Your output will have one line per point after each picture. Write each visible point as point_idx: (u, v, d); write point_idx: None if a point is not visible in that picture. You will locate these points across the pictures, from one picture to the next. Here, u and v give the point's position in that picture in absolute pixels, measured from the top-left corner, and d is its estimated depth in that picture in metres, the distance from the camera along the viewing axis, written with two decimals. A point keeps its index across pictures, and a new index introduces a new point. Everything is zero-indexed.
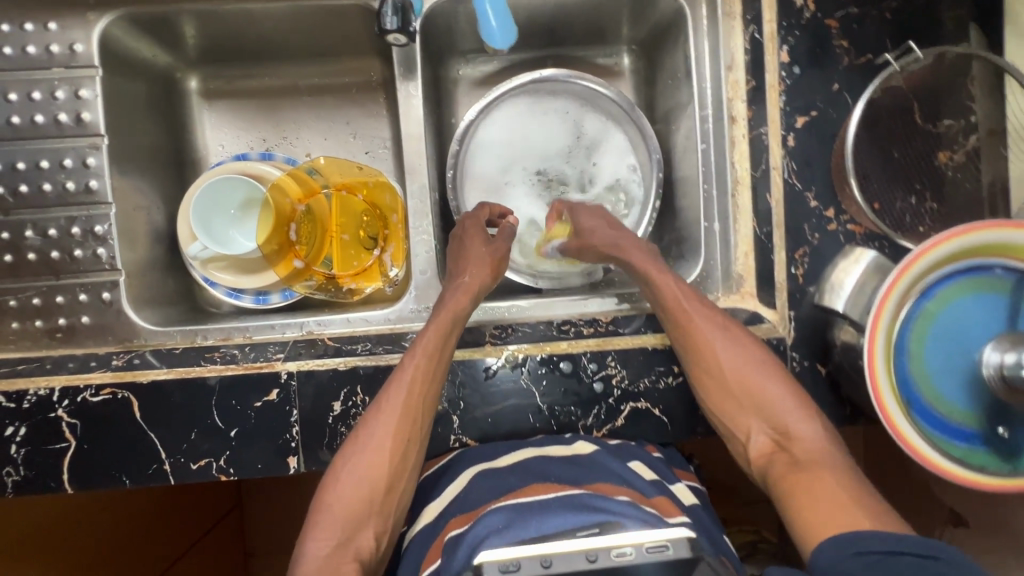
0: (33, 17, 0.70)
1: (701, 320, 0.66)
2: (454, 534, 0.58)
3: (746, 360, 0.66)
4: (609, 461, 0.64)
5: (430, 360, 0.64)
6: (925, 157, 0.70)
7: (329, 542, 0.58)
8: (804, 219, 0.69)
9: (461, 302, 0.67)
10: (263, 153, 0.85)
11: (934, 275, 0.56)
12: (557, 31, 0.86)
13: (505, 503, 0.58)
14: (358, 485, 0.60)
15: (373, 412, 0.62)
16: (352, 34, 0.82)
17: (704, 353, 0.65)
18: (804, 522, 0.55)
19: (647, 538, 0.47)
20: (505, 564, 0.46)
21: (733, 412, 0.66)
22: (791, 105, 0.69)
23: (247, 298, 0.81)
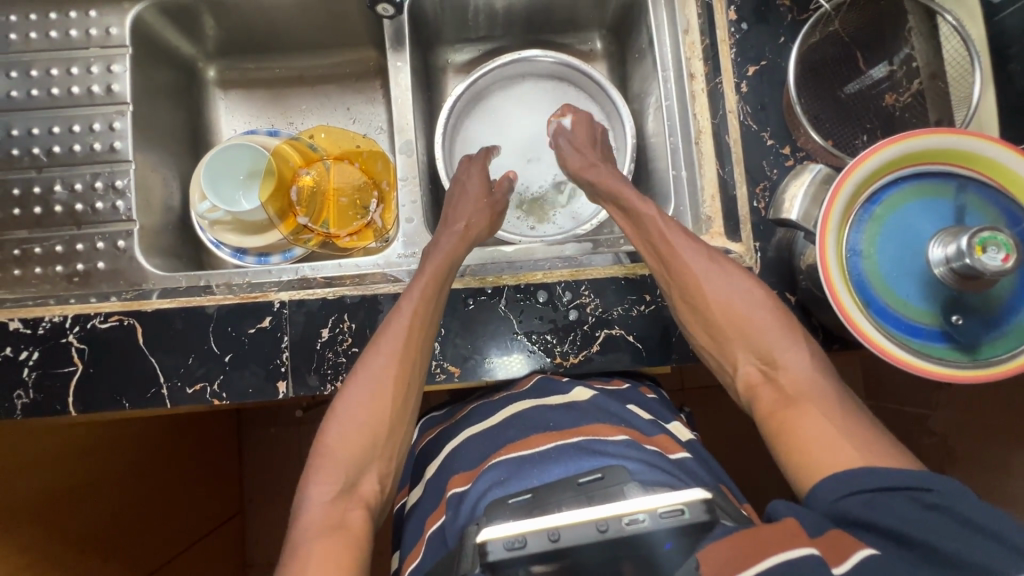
0: (77, 7, 0.82)
1: (684, 252, 0.68)
2: (456, 491, 0.63)
3: (736, 287, 0.67)
4: (608, 404, 0.67)
5: (426, 300, 0.68)
6: (871, 100, 0.75)
7: (334, 487, 0.59)
8: (762, 156, 0.74)
9: (455, 248, 0.73)
10: (270, 131, 0.94)
11: (878, 179, 0.60)
12: (536, 20, 0.95)
13: (503, 458, 0.62)
14: (360, 428, 0.62)
15: (370, 354, 0.65)
16: (351, 28, 0.92)
17: (690, 280, 0.67)
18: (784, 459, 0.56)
19: (661, 503, 0.45)
20: (510, 541, 0.44)
21: (720, 341, 0.66)
22: (742, 56, 0.75)
23: (249, 259, 0.87)
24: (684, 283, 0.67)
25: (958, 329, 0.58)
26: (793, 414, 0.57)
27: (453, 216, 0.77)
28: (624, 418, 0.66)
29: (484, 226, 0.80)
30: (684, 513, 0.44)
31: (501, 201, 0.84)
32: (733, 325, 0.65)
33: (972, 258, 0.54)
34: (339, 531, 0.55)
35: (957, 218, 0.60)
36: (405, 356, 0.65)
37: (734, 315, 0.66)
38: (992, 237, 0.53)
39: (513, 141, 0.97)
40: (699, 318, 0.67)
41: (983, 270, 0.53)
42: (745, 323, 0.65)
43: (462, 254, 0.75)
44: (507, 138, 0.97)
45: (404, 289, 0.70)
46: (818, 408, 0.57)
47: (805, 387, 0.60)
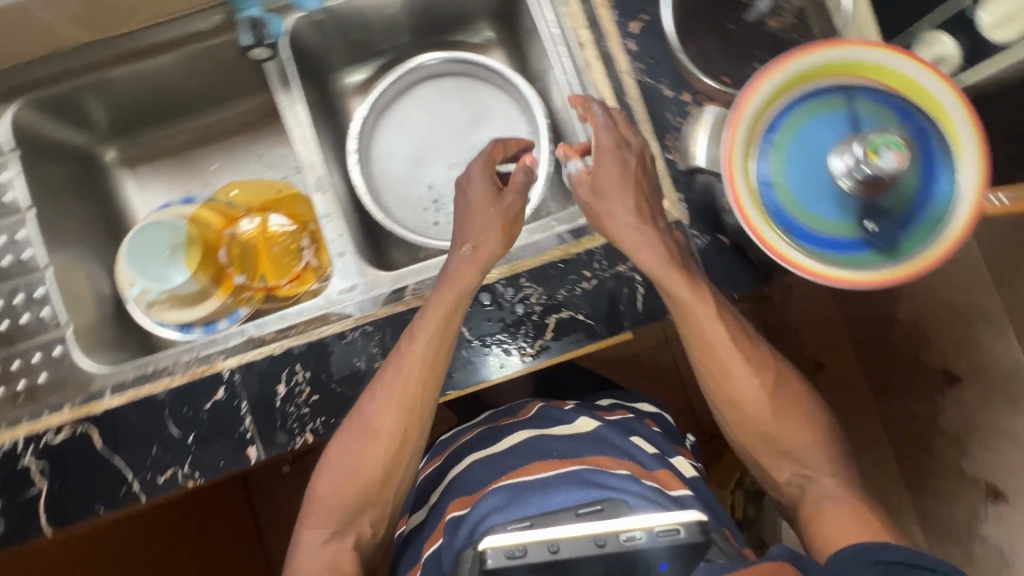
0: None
1: (726, 354, 0.66)
2: (454, 515, 0.70)
3: (789, 398, 0.67)
4: (613, 437, 0.74)
5: (432, 349, 0.65)
6: (757, 28, 0.76)
7: (326, 528, 0.63)
8: (664, 109, 0.75)
9: (467, 275, 0.67)
10: (184, 199, 0.91)
11: (772, 107, 0.62)
12: (420, 24, 0.94)
13: (503, 484, 0.68)
14: (353, 475, 0.63)
15: (368, 397, 0.65)
16: (238, 77, 0.90)
17: (746, 402, 0.66)
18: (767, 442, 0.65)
19: (660, 523, 0.58)
20: (510, 551, 0.58)
21: (757, 442, 0.67)
22: (623, 15, 0.76)
23: (197, 331, 0.85)
24: (735, 404, 0.66)
25: (874, 236, 0.60)
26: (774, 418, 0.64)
27: (464, 234, 0.69)
28: (626, 449, 0.73)
29: (501, 240, 0.69)
30: (681, 532, 0.57)
31: (515, 203, 0.71)
32: (785, 443, 0.66)
33: (869, 164, 0.56)
34: None
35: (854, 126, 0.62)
36: (409, 407, 0.64)
37: (780, 434, 0.66)
38: (884, 141, 0.55)
39: (430, 149, 0.96)
40: (744, 429, 0.67)
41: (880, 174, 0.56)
42: (795, 440, 0.66)
43: (476, 285, 0.67)
44: (424, 147, 0.96)
45: (411, 326, 0.67)
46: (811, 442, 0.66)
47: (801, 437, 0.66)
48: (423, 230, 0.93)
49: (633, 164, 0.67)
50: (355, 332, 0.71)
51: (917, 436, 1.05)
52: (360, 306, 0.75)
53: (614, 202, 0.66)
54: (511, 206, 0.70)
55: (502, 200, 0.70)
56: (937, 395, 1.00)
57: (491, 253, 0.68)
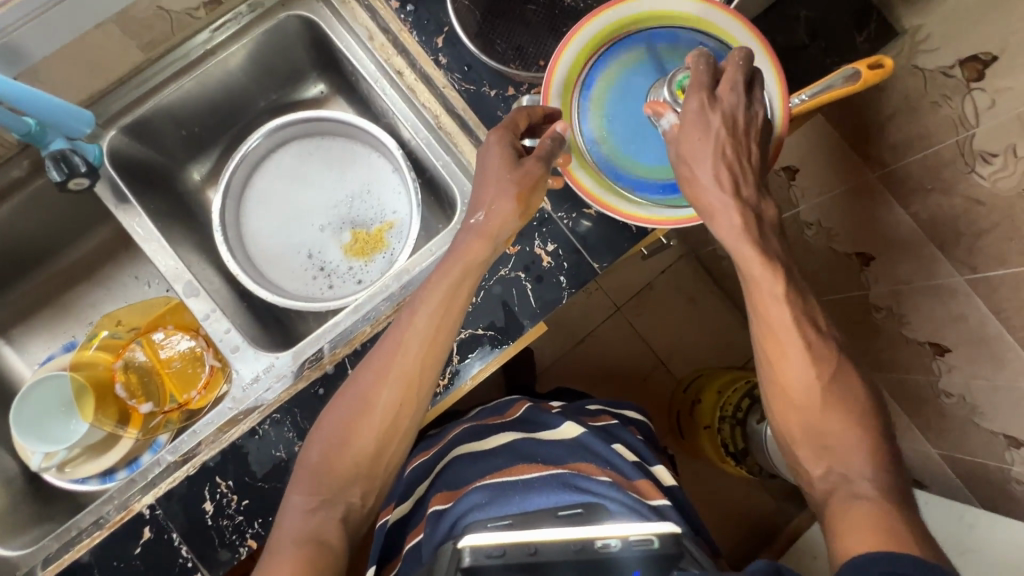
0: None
1: (769, 291, 0.60)
2: (436, 508, 0.71)
3: (845, 400, 0.60)
4: (597, 445, 0.74)
5: (436, 324, 0.63)
6: (554, 9, 0.79)
7: (314, 495, 0.58)
8: (494, 108, 0.74)
9: (477, 248, 0.63)
10: (68, 345, 0.89)
11: (578, 80, 0.65)
12: (250, 97, 0.92)
13: (486, 481, 0.70)
14: (346, 451, 0.60)
15: (369, 369, 0.62)
16: (77, 209, 0.86)
17: (793, 389, 0.61)
18: (779, 377, 0.62)
19: (634, 532, 0.59)
20: (490, 551, 0.57)
21: (793, 415, 0.61)
22: (425, 34, 0.75)
23: (122, 473, 0.81)
24: (793, 388, 0.61)
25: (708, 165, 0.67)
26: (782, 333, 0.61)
27: (482, 196, 0.63)
28: (610, 459, 0.73)
29: (517, 210, 0.63)
30: (653, 543, 0.58)
31: (535, 170, 0.62)
32: (835, 441, 0.60)
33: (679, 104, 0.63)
34: (312, 546, 0.55)
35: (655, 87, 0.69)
36: (412, 374, 0.62)
37: (823, 418, 0.60)
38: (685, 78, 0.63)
39: (299, 213, 0.94)
40: (785, 399, 0.62)
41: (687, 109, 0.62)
42: (840, 434, 0.59)
43: (487, 256, 0.64)
44: (293, 213, 0.94)
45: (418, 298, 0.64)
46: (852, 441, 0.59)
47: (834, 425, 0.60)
48: (318, 294, 0.92)
49: (720, 130, 0.58)
50: (265, 424, 0.69)
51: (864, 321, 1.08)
52: (270, 390, 0.74)
53: (697, 165, 0.59)
54: (528, 176, 0.61)
55: (514, 170, 0.62)
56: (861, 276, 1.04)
57: (504, 224, 0.63)
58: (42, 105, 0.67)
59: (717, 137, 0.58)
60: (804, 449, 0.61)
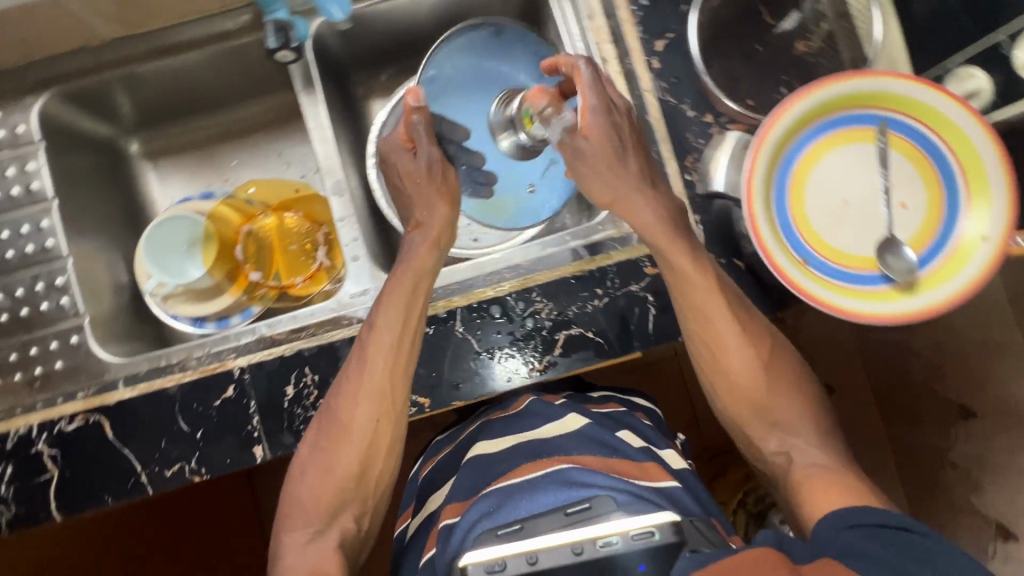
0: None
1: (719, 326, 0.67)
2: (447, 523, 0.70)
3: (773, 376, 0.68)
4: (599, 432, 0.74)
5: (397, 339, 0.67)
6: (784, 51, 0.75)
7: (309, 527, 0.65)
8: (685, 129, 0.74)
9: (425, 257, 0.70)
10: (204, 193, 0.92)
11: (796, 134, 0.61)
12: (444, 28, 0.93)
13: (492, 488, 0.69)
14: (330, 476, 0.66)
15: (338, 391, 0.67)
16: (261, 74, 0.90)
17: (734, 373, 0.68)
18: (726, 388, 0.69)
19: (633, 526, 0.56)
20: (490, 565, 0.57)
21: (732, 401, 0.69)
22: (648, 32, 0.75)
23: (210, 325, 0.86)
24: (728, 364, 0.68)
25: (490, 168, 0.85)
26: (721, 336, 0.67)
27: (415, 213, 0.74)
28: (615, 446, 0.73)
29: (446, 207, 0.73)
30: (654, 535, 0.55)
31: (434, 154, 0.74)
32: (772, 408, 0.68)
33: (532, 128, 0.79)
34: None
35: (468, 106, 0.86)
36: (385, 396, 0.66)
37: (774, 406, 0.68)
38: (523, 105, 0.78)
39: None
40: (727, 395, 0.69)
41: (535, 138, 0.81)
42: (785, 412, 0.67)
43: (433, 262, 0.71)
44: None
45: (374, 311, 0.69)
46: (806, 429, 0.67)
47: (786, 408, 0.67)
48: None
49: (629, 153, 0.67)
50: None
51: (931, 472, 1.02)
52: None
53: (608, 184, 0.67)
54: (432, 159, 0.74)
55: (428, 170, 0.74)
56: (949, 429, 0.97)
57: (439, 227, 0.72)
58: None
59: (629, 156, 0.67)
60: (755, 427, 0.68)
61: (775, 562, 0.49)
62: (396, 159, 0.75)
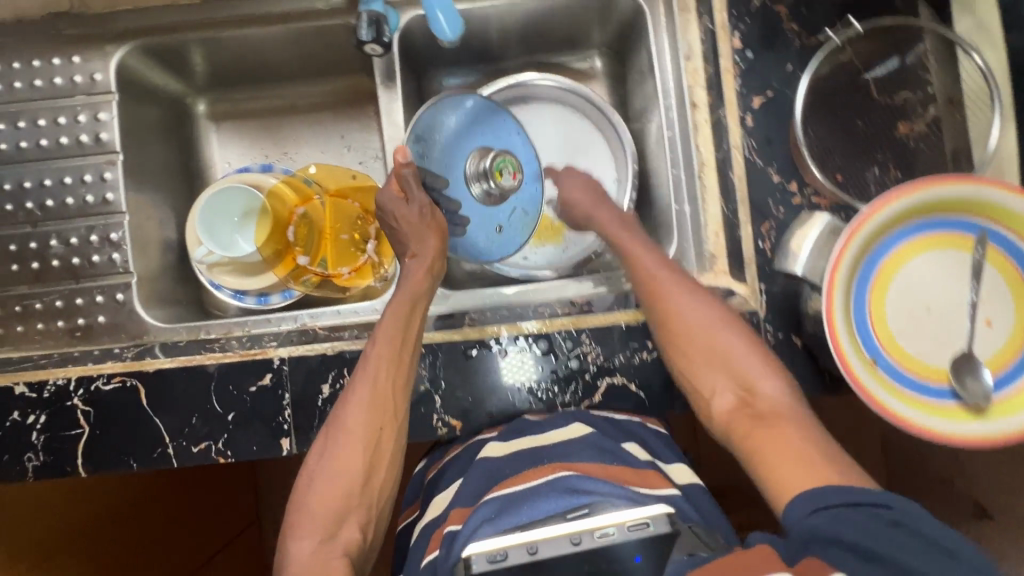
0: (41, 54, 0.78)
1: (669, 286, 0.68)
2: (451, 529, 0.61)
3: (734, 347, 0.64)
4: (604, 440, 0.65)
5: (394, 349, 0.67)
6: (885, 129, 0.71)
7: (314, 534, 0.61)
8: (768, 194, 0.71)
9: (420, 279, 0.72)
10: (263, 166, 0.91)
11: (887, 231, 0.58)
12: (531, 38, 0.90)
13: (493, 495, 0.61)
14: (336, 481, 0.63)
15: (343, 401, 0.66)
16: (340, 55, 0.88)
17: (678, 319, 0.66)
18: (670, 332, 0.66)
19: (628, 517, 0.54)
20: (494, 554, 0.54)
21: (676, 345, 0.66)
22: (747, 87, 0.72)
23: (250, 299, 0.86)
24: (686, 339, 0.65)
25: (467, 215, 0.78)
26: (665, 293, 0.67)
27: (405, 245, 0.75)
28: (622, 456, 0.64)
29: (435, 236, 0.75)
30: (648, 525, 0.54)
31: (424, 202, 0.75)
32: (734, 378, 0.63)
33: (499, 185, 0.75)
34: None
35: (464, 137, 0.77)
36: (382, 404, 0.65)
37: (718, 351, 0.65)
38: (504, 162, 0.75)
39: None
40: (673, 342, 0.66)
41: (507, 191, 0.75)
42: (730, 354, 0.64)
43: (427, 286, 0.73)
44: None
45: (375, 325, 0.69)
46: (794, 429, 0.57)
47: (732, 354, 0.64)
48: None
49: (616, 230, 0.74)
50: None
51: None
52: None
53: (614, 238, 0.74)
54: (423, 203, 0.74)
55: (421, 217, 0.74)
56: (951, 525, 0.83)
57: (433, 255, 0.74)
58: (446, 21, 0.67)
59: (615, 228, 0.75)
60: (696, 372, 0.65)
61: (770, 556, 0.48)
62: (389, 206, 0.75)
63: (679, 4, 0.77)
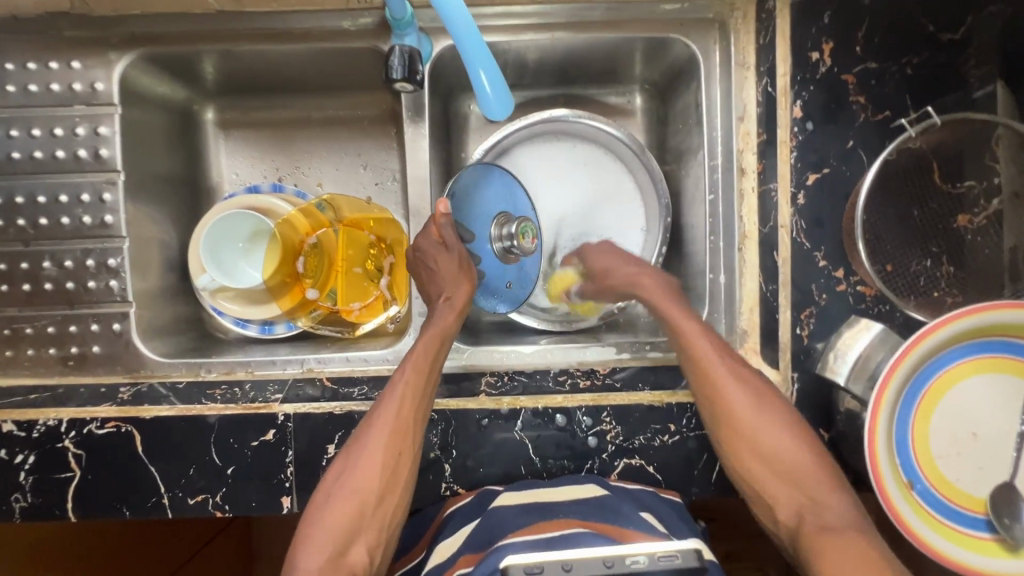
0: (37, 57, 0.72)
1: (721, 374, 0.63)
2: (459, 574, 0.57)
3: (797, 456, 0.60)
4: (622, 506, 0.62)
5: (416, 381, 0.64)
6: (943, 220, 0.67)
7: (320, 556, 0.56)
8: (812, 278, 0.67)
9: (450, 319, 0.67)
10: (274, 186, 0.85)
11: (943, 349, 0.55)
12: (570, 71, 0.84)
13: (510, 541, 0.57)
14: (349, 499, 0.60)
15: (363, 428, 0.62)
16: (363, 75, 0.81)
17: (734, 412, 0.62)
18: (728, 423, 0.62)
19: (659, 547, 0.49)
20: (530, 567, 0.48)
21: (734, 443, 0.62)
22: (802, 161, 0.67)
23: (252, 328, 0.82)
24: (750, 437, 0.61)
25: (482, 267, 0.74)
26: (719, 377, 0.63)
27: (436, 286, 0.69)
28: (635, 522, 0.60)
29: (466, 278, 0.69)
30: (678, 558, 0.48)
31: (461, 253, 0.69)
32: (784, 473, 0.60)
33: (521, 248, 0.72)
34: None
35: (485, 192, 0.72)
36: (399, 431, 0.62)
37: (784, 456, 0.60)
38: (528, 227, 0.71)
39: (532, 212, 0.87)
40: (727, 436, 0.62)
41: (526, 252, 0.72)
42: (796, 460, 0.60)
43: (457, 327, 0.68)
44: None
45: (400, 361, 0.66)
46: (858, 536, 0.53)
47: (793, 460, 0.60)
48: None
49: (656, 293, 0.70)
50: None
51: None
52: None
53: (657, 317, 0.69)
54: (459, 253, 0.69)
55: (459, 265, 0.69)
56: None
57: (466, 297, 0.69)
58: (487, 79, 0.62)
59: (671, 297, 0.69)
60: (756, 472, 0.61)
61: None
62: (428, 253, 0.69)
63: (738, 58, 0.72)
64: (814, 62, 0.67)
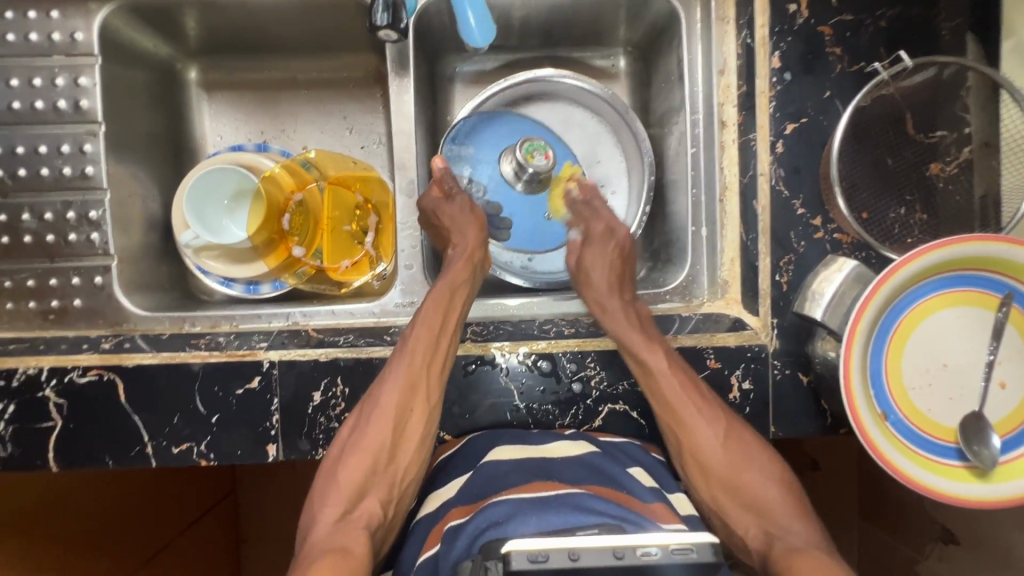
0: (15, 7, 0.71)
1: (684, 406, 0.63)
2: (454, 524, 0.58)
3: (763, 486, 0.62)
4: (607, 463, 0.63)
5: (433, 339, 0.65)
6: (916, 168, 0.68)
7: (340, 507, 0.59)
8: (791, 226, 0.69)
9: (461, 272, 0.71)
10: (259, 145, 0.85)
11: (914, 283, 0.56)
12: (554, 32, 0.85)
13: (507, 497, 0.58)
14: (363, 455, 0.62)
15: (377, 382, 0.64)
16: (348, 32, 0.81)
17: (703, 452, 0.63)
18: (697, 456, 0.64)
19: (672, 539, 0.43)
20: (535, 553, 0.42)
21: (701, 476, 0.64)
22: (781, 111, 0.69)
23: (237, 287, 0.82)
24: (716, 473, 0.63)
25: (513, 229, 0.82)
26: (681, 412, 0.63)
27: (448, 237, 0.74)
28: (621, 484, 0.62)
29: (479, 232, 0.75)
30: (692, 552, 0.42)
31: (465, 204, 0.76)
32: (748, 493, 0.62)
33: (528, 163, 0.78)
34: (339, 551, 0.54)
35: (478, 133, 0.81)
36: (414, 388, 0.64)
37: (747, 484, 0.62)
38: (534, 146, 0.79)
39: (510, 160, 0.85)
40: (694, 468, 0.64)
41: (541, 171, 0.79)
42: (761, 493, 0.62)
43: (468, 278, 0.72)
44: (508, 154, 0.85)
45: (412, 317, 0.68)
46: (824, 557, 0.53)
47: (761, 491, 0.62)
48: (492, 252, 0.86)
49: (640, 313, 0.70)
50: None
51: None
52: None
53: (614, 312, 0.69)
54: (466, 208, 0.75)
55: (466, 211, 0.75)
56: (925, 543, 0.76)
57: (478, 252, 0.74)
58: (471, 14, 0.70)
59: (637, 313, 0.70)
60: (732, 504, 0.63)
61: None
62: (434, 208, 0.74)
63: (718, 12, 0.72)
64: (791, 14, 0.68)
